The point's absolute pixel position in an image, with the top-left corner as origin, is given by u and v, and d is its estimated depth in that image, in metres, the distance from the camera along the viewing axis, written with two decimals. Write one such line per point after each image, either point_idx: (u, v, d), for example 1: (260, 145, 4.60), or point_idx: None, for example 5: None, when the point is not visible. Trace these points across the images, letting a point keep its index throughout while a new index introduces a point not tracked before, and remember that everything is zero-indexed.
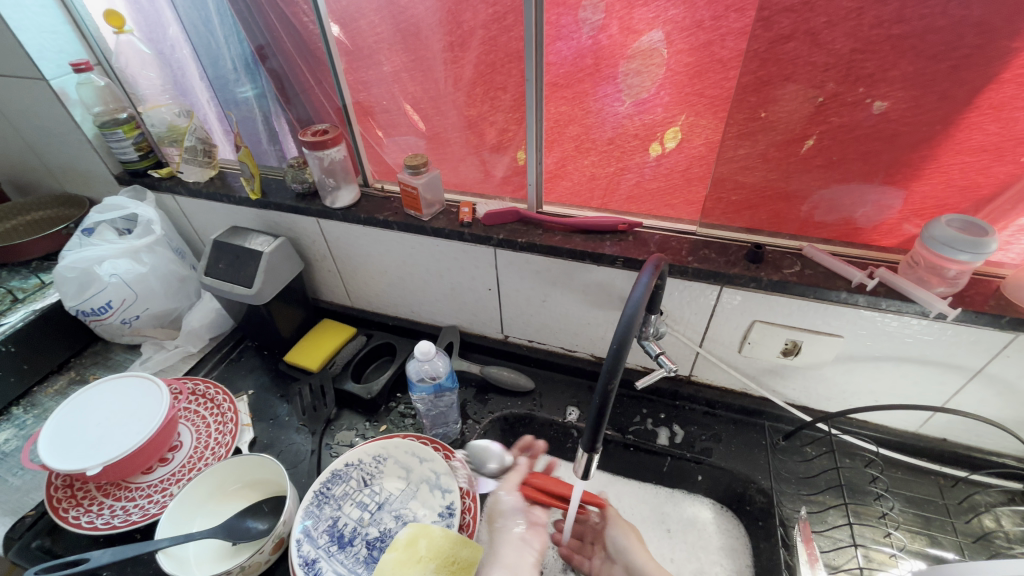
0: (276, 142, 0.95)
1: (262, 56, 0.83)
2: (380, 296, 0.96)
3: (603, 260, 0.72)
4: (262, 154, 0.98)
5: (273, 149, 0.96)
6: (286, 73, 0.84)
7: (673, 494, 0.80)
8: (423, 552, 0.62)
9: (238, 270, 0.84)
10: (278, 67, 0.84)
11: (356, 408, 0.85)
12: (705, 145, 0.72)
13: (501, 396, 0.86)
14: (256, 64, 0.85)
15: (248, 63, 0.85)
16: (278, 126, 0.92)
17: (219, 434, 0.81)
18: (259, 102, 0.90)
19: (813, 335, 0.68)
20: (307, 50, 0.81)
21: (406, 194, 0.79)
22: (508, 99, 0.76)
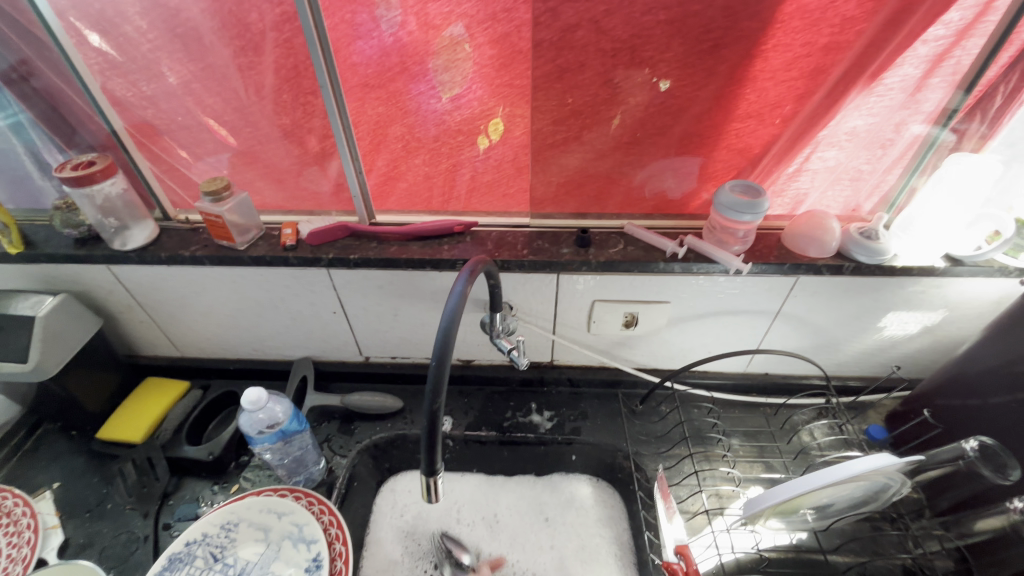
0: (50, 177, 0.79)
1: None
2: (213, 341, 0.84)
3: (444, 265, 0.70)
4: (32, 194, 0.81)
5: (48, 184, 0.80)
6: (47, 95, 0.71)
7: (551, 480, 0.82)
8: None
9: (5, 344, 0.68)
10: (34, 87, 0.70)
11: (199, 473, 0.74)
12: (526, 134, 0.74)
13: (369, 422, 0.81)
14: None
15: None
16: (44, 158, 0.77)
17: (13, 550, 0.66)
18: (12, 132, 0.75)
19: (646, 305, 0.73)
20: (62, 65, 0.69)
21: (211, 224, 0.69)
22: (320, 103, 0.72)
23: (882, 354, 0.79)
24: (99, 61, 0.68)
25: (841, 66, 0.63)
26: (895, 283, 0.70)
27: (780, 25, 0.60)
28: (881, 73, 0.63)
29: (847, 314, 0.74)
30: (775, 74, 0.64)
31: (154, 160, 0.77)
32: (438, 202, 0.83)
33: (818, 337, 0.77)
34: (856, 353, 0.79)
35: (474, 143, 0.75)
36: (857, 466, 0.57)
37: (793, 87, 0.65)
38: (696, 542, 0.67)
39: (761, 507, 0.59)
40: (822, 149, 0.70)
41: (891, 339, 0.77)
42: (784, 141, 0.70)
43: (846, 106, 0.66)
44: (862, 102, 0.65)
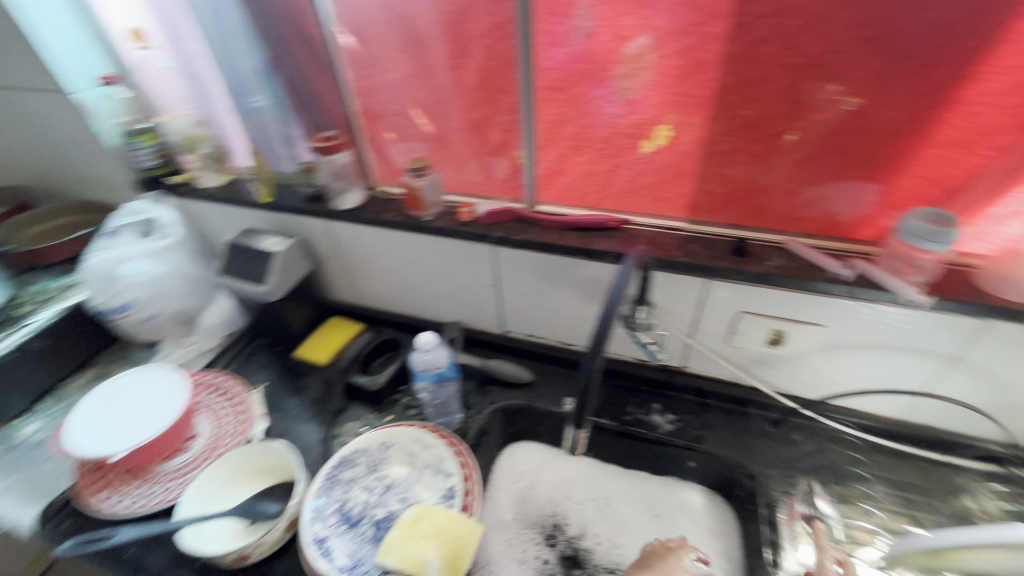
0: (291, 147, 0.99)
1: (274, 60, 0.88)
2: (385, 295, 1.00)
3: (596, 255, 0.76)
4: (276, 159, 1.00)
5: (288, 153, 0.99)
6: (304, 81, 0.90)
7: (666, 482, 0.82)
8: (426, 529, 0.66)
9: (252, 269, 0.89)
10: (296, 75, 0.89)
11: (363, 400, 0.89)
12: (692, 142, 0.77)
13: (501, 388, 0.90)
14: (270, 72, 0.90)
15: (262, 71, 0.90)
16: (291, 131, 0.96)
17: (234, 425, 0.85)
18: (274, 109, 0.94)
19: (797, 324, 0.72)
20: (321, 58, 0.86)
21: (408, 196, 0.84)
22: (509, 101, 0.83)
23: None
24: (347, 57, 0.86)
25: None
26: None
27: (1010, 45, 0.56)
28: None
29: None
30: (993, 97, 0.59)
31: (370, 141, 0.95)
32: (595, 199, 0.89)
33: (1005, 395, 0.68)
34: None
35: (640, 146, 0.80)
36: None
37: (1015, 113, 0.59)
38: None
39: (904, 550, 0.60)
40: None
41: None
42: (993, 172, 0.64)
43: None
44: None
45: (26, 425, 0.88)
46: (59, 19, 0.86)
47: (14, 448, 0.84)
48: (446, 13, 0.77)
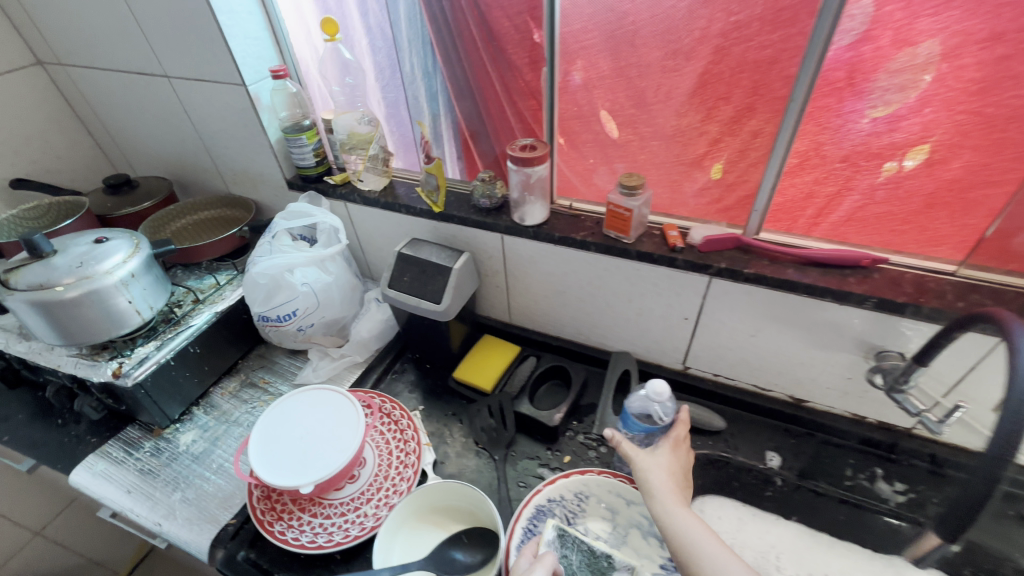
0: (439, 146, 0.94)
1: (442, 54, 0.82)
2: (548, 317, 0.93)
3: (850, 299, 0.64)
4: (413, 159, 0.97)
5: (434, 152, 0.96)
6: (467, 77, 0.84)
7: (894, 562, 0.70)
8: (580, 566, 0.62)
9: (424, 285, 0.82)
10: (462, 70, 0.83)
11: (534, 434, 0.82)
12: (963, 169, 0.63)
13: (688, 434, 0.81)
14: (433, 67, 0.85)
15: (424, 66, 0.85)
16: (440, 128, 0.92)
17: (403, 454, 0.78)
18: (428, 105, 0.90)
19: None
20: (501, 57, 0.80)
21: (612, 215, 0.74)
22: (729, 110, 0.71)
23: None
24: (534, 56, 0.79)
25: None
26: None
27: None
28: None
29: None
30: None
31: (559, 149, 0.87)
32: (811, 225, 0.76)
33: None
34: None
35: (895, 169, 0.66)
36: None
37: None
38: None
39: None
40: None
41: None
42: None
43: None
44: None
45: (183, 434, 0.84)
46: (247, 7, 0.81)
47: (176, 461, 0.80)
48: (675, 8, 0.67)
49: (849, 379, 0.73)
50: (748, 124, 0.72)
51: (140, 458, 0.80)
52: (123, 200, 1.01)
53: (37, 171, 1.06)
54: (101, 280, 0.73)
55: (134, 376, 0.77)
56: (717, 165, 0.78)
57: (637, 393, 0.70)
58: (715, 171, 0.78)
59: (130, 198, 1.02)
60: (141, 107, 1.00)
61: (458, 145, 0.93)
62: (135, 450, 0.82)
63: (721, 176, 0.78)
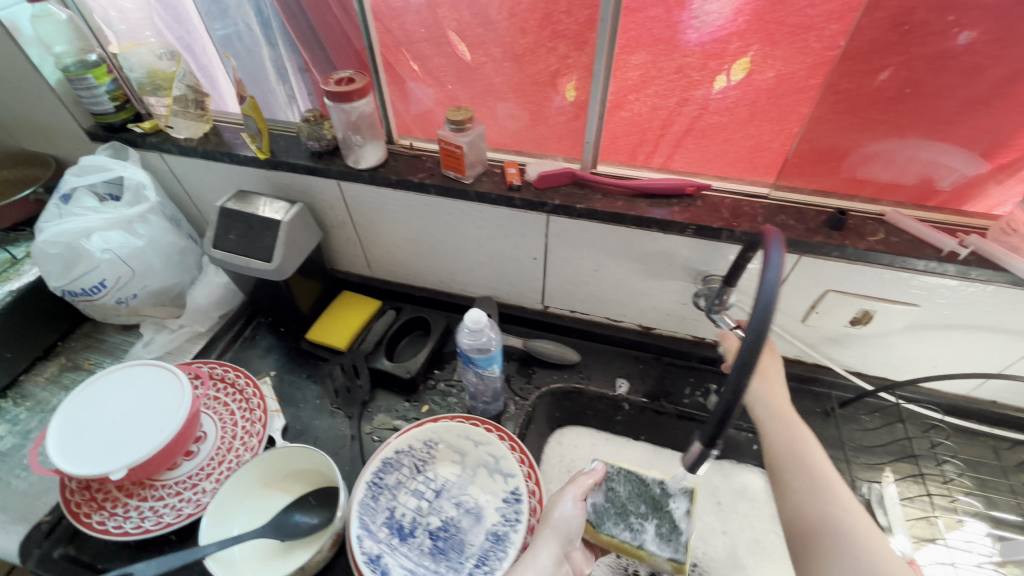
0: (284, 81, 0.81)
1: None
2: (406, 266, 0.88)
3: (672, 227, 0.66)
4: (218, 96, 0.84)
5: (280, 90, 0.82)
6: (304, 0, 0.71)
7: (722, 466, 0.78)
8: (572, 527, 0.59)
9: (253, 242, 0.74)
10: None
11: (392, 388, 0.79)
12: (775, 78, 0.62)
13: (546, 370, 0.82)
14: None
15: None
16: (283, 62, 0.78)
17: (248, 424, 0.74)
18: (262, 32, 0.76)
19: (888, 305, 0.65)
20: None
21: (446, 154, 0.69)
22: (572, 24, 0.64)
23: None
24: None
25: None
26: None
27: None
28: None
29: None
30: None
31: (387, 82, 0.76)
32: (667, 153, 0.73)
33: None
34: None
35: (719, 83, 0.64)
36: None
37: None
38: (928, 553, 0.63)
39: None
40: None
41: None
42: None
43: None
44: None
45: None
46: None
47: None
48: None
49: (685, 305, 0.76)
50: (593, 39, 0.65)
51: None
52: None
53: None
54: None
55: None
56: (570, 86, 0.70)
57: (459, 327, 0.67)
58: (569, 96, 0.71)
59: None
60: None
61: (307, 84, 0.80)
62: None
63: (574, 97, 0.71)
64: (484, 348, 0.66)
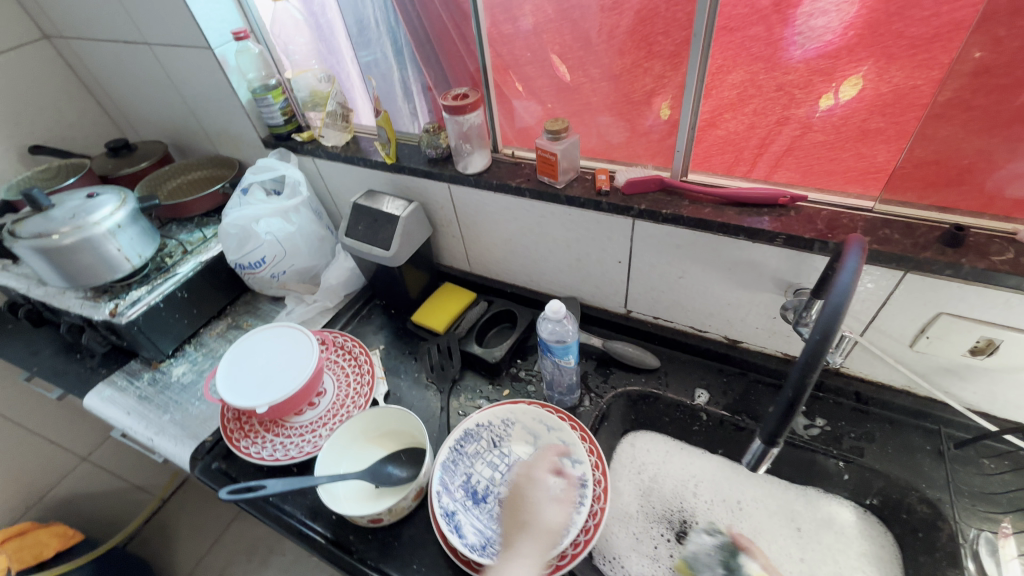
0: (410, 100, 0.95)
1: (399, 9, 0.82)
2: (501, 264, 0.97)
3: (761, 236, 0.66)
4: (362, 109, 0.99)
5: (405, 108, 0.96)
6: (430, 32, 0.84)
7: (807, 492, 0.73)
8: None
9: (376, 232, 0.88)
10: (423, 26, 0.83)
11: (479, 370, 0.87)
12: (889, 91, 0.59)
13: (623, 371, 0.85)
14: (397, 23, 0.85)
15: (389, 22, 0.85)
16: (410, 84, 0.92)
17: (358, 386, 0.87)
18: (395, 60, 0.90)
19: (1018, 334, 0.58)
20: (456, 10, 0.79)
21: (542, 160, 0.76)
22: (669, 45, 0.68)
23: None
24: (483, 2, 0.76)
25: None
26: None
27: None
28: None
29: None
30: None
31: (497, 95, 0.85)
32: (767, 169, 0.73)
33: None
34: None
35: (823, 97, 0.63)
36: None
37: None
38: None
39: None
40: None
41: None
42: None
43: None
44: None
45: (176, 367, 0.95)
46: None
47: (169, 388, 0.92)
48: None
49: (774, 319, 0.74)
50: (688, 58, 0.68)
51: (140, 385, 0.92)
52: (124, 162, 1.12)
53: (52, 138, 1.16)
54: (91, 229, 0.84)
55: (128, 315, 0.88)
56: (666, 105, 0.74)
57: (541, 317, 0.73)
58: (666, 110, 0.74)
59: (129, 160, 1.13)
60: (132, 70, 1.07)
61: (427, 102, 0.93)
62: (135, 378, 0.94)
63: (669, 115, 0.75)
64: (562, 338, 0.72)
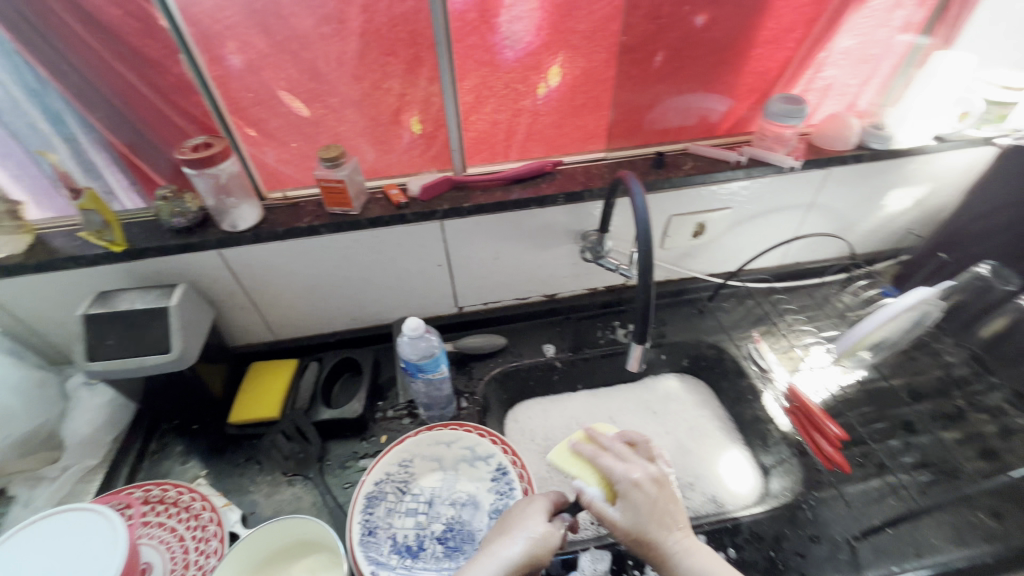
0: (96, 176, 0.72)
1: (45, 64, 0.61)
2: (314, 316, 0.87)
3: (548, 201, 0.78)
4: (58, 196, 0.74)
5: (96, 185, 0.73)
6: (100, 86, 0.64)
7: (645, 383, 0.93)
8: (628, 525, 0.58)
9: (140, 337, 0.68)
10: (88, 78, 0.63)
11: (343, 434, 0.78)
12: (581, 74, 0.77)
13: (481, 362, 0.88)
14: (41, 82, 0.63)
15: (25, 84, 0.62)
16: (91, 155, 0.70)
17: (200, 534, 0.66)
18: (53, 128, 0.67)
19: (711, 213, 0.85)
20: (138, 59, 0.63)
21: (329, 192, 0.72)
22: (401, 62, 0.70)
23: (885, 228, 0.97)
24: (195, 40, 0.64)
25: None
26: (895, 165, 0.85)
27: None
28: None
29: (863, 198, 0.90)
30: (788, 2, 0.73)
31: (245, 143, 0.75)
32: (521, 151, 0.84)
33: (838, 223, 0.93)
34: (865, 231, 0.96)
35: (541, 86, 0.77)
36: (863, 327, 0.74)
37: (803, 12, 0.74)
38: (800, 375, 0.82)
39: (851, 343, 0.75)
40: (823, 71, 0.82)
41: (890, 215, 0.94)
42: (796, 61, 0.80)
43: (845, 24, 0.76)
44: (854, 25, 0.77)
45: None
46: None
47: None
48: None
49: (574, 263, 0.89)
50: (422, 73, 0.72)
51: None
52: None
53: None
54: None
55: None
56: (415, 121, 0.77)
57: (400, 338, 0.71)
58: (417, 130, 0.78)
59: None
60: None
61: (130, 170, 0.73)
62: None
63: (421, 131, 0.78)
64: (427, 353, 0.71)
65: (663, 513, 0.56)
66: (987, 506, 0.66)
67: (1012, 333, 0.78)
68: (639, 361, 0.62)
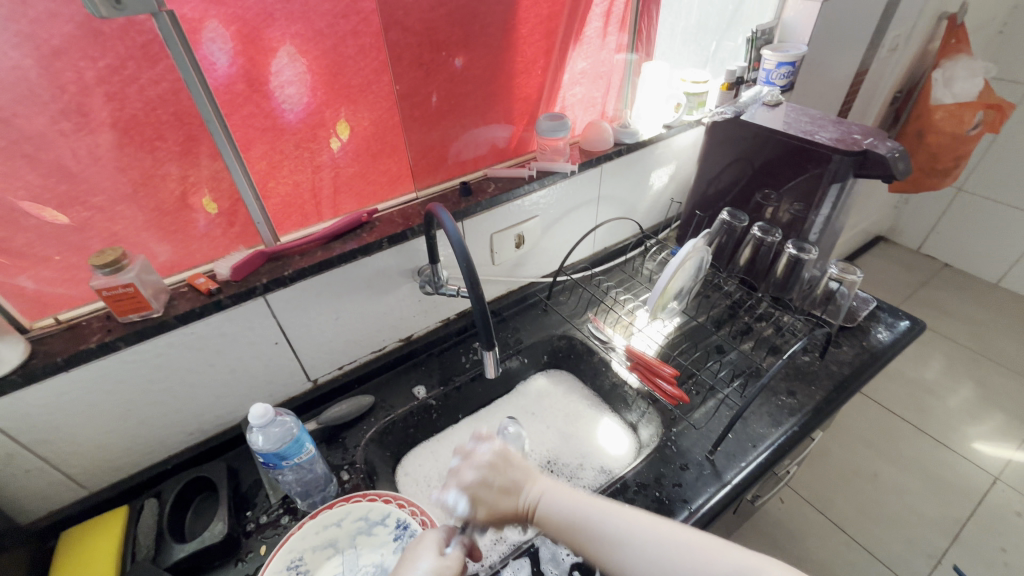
0: None
1: None
2: (136, 446, 0.74)
3: (372, 248, 0.79)
4: None
5: None
6: None
7: (516, 389, 1.00)
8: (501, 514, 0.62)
9: None
10: None
11: (210, 563, 0.67)
12: (369, 124, 0.79)
13: (352, 428, 0.83)
14: None
15: None
16: None
17: None
18: None
19: (524, 222, 0.95)
20: None
21: (113, 302, 0.62)
22: (172, 145, 0.65)
23: (657, 202, 1.19)
24: None
25: (562, 26, 0.89)
26: (646, 153, 1.06)
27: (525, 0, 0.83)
28: (584, 28, 0.92)
29: (634, 182, 1.09)
30: (525, 39, 0.87)
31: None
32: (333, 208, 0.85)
33: (623, 206, 1.12)
34: (644, 207, 1.17)
35: (332, 142, 0.77)
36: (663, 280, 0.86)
37: (540, 46, 0.89)
38: (634, 338, 0.95)
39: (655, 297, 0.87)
40: (570, 90, 0.99)
41: (657, 191, 1.16)
42: (547, 84, 0.95)
43: (574, 51, 0.94)
44: (581, 50, 0.95)
45: None
46: None
47: None
48: (21, 67, 0.53)
49: (418, 300, 0.91)
50: (200, 152, 0.68)
51: None
52: None
53: None
54: None
55: None
56: (207, 200, 0.72)
57: (251, 432, 0.65)
58: (210, 207, 0.73)
59: None
60: None
61: None
62: None
63: (216, 209, 0.73)
64: (284, 437, 0.66)
65: (503, 488, 0.61)
66: (784, 388, 0.85)
67: (757, 255, 1.02)
68: (494, 367, 0.67)
